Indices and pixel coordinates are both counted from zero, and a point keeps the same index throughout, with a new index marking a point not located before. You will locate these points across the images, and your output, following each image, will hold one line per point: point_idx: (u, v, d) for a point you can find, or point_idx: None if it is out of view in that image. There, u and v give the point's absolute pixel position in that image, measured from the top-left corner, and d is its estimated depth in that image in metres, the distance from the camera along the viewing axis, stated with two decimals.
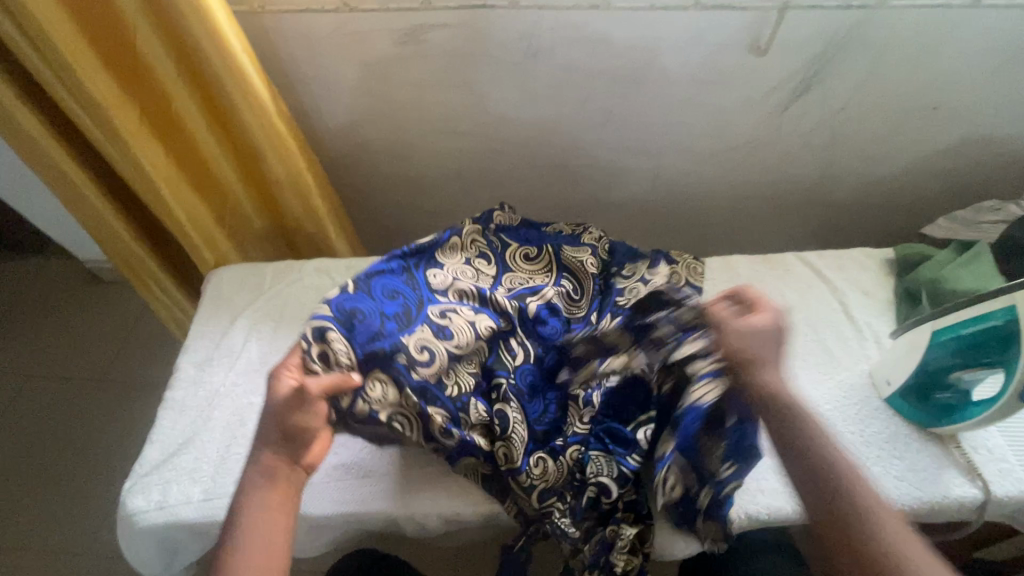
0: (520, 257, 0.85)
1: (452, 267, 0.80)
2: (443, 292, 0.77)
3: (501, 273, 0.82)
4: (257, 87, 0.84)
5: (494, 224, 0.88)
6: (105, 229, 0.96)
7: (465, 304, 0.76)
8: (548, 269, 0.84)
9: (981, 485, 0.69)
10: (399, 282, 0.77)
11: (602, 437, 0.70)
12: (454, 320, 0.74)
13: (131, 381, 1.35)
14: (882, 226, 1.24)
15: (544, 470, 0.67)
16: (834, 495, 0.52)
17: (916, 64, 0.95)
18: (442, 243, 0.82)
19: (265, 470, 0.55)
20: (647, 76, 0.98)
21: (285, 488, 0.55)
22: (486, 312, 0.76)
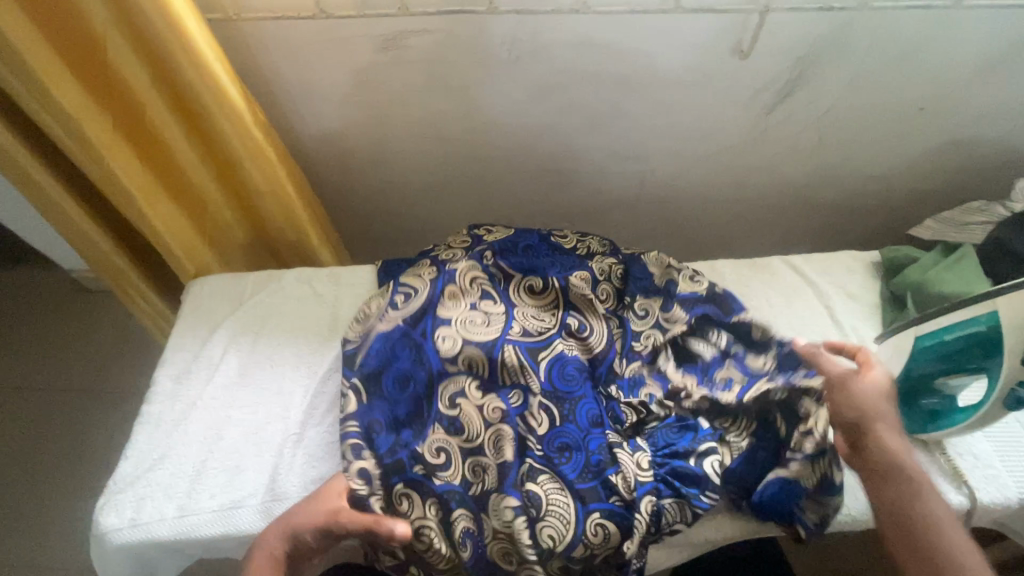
0: (524, 292, 0.80)
1: (458, 325, 0.74)
2: (453, 358, 0.72)
3: (511, 309, 0.77)
4: (233, 97, 0.83)
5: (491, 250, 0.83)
6: (83, 240, 0.95)
7: (475, 375, 0.72)
8: (556, 304, 0.80)
9: (967, 492, 0.68)
10: (407, 363, 0.73)
11: (670, 483, 0.66)
12: (463, 408, 0.70)
13: (116, 393, 1.33)
14: (871, 228, 1.23)
15: (605, 537, 0.62)
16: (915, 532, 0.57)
17: (900, 65, 0.94)
18: (435, 301, 0.77)
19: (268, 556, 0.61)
20: (631, 81, 0.97)
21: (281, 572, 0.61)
22: (513, 390, 0.72)
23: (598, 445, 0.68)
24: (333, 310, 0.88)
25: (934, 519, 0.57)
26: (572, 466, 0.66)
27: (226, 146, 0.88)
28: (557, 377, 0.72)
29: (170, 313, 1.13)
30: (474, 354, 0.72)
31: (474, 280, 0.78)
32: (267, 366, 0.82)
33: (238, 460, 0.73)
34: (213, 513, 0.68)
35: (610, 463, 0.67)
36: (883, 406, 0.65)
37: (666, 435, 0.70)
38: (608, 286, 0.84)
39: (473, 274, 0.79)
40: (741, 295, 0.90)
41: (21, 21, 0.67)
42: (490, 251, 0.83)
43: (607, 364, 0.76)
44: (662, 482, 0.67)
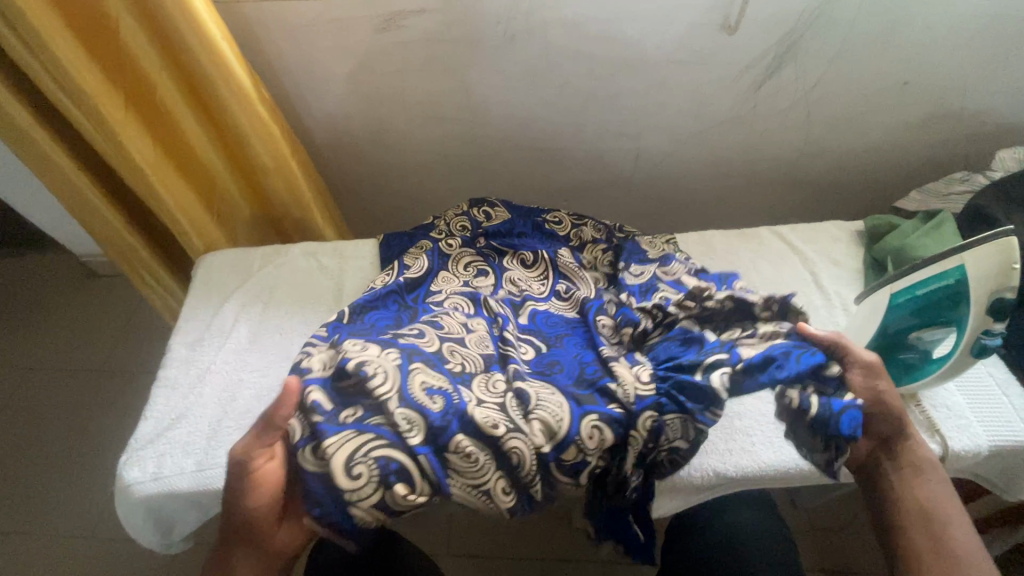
0: (515, 264, 0.88)
1: (449, 288, 0.82)
2: (437, 301, 0.79)
3: (501, 276, 0.86)
4: (239, 76, 0.86)
5: (484, 230, 0.91)
6: (97, 218, 0.99)
7: (457, 309, 0.78)
8: (545, 275, 0.87)
9: (939, 440, 0.72)
10: (391, 313, 0.79)
11: (674, 396, 0.65)
12: (446, 318, 0.74)
13: (128, 371, 1.38)
14: (860, 202, 1.27)
15: (600, 436, 0.63)
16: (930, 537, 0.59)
17: (883, 39, 0.97)
18: (433, 271, 0.84)
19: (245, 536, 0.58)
20: (622, 58, 1.00)
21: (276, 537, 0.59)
22: (484, 313, 0.78)
23: (593, 359, 0.72)
24: (337, 281, 0.92)
25: (959, 538, 0.58)
26: (566, 375, 0.70)
27: (233, 123, 0.91)
28: (538, 326, 0.79)
29: (179, 291, 1.18)
30: (460, 297, 0.79)
31: (470, 265, 0.87)
32: (276, 333, 0.86)
33: (251, 418, 0.77)
34: None
35: (606, 374, 0.69)
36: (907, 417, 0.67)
37: (667, 349, 0.72)
38: (597, 271, 0.90)
39: (467, 256, 0.87)
40: (729, 262, 0.94)
41: (39, 2, 0.70)
42: (483, 232, 0.90)
43: (594, 309, 0.79)
44: (665, 397, 0.66)
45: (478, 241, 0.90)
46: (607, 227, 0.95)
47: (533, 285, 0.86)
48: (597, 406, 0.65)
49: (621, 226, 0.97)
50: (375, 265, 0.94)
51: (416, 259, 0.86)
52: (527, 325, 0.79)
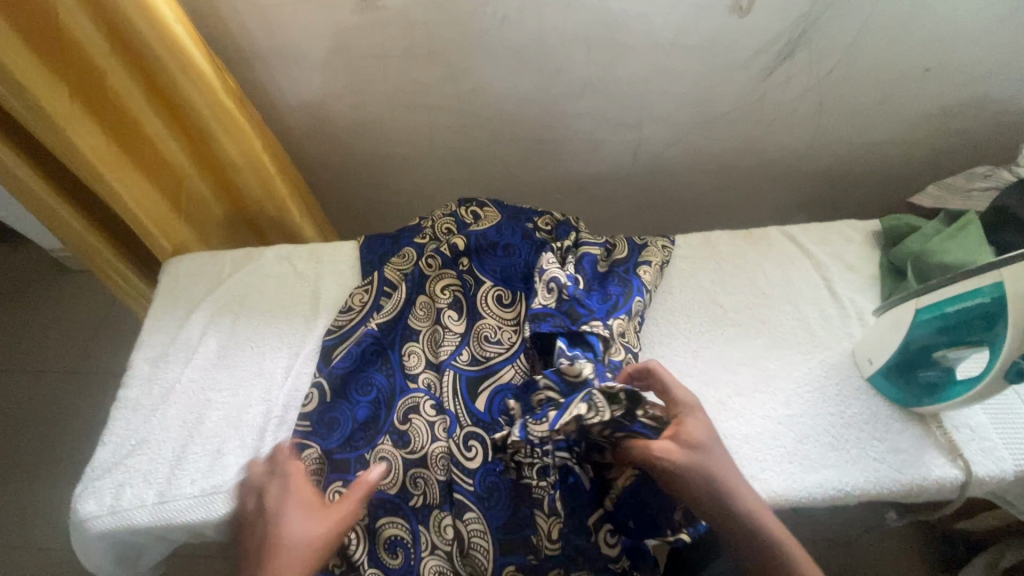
0: (491, 300, 0.78)
1: (425, 340, 0.76)
2: (414, 373, 0.73)
3: (472, 326, 0.77)
4: (198, 62, 0.77)
5: (468, 250, 0.82)
6: (53, 217, 0.91)
7: (432, 395, 0.72)
8: (516, 322, 0.77)
9: (962, 465, 0.67)
10: (374, 371, 0.74)
11: (580, 560, 0.62)
12: (414, 423, 0.69)
13: (101, 374, 1.31)
14: (871, 196, 1.20)
15: None
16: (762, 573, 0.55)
17: (906, 22, 0.89)
18: (410, 300, 0.79)
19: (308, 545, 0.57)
20: (622, 42, 0.92)
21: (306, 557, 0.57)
22: (461, 398, 0.71)
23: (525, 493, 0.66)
24: (314, 288, 0.85)
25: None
26: (502, 511, 0.65)
27: (194, 114, 0.83)
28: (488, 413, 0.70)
29: (149, 293, 1.10)
30: (433, 374, 0.73)
31: (448, 287, 0.81)
32: (247, 347, 0.79)
33: (219, 444, 0.71)
34: (194, 499, 0.67)
35: (529, 518, 0.65)
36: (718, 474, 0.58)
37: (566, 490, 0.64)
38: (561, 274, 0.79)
39: (445, 280, 0.81)
40: (737, 267, 0.87)
41: None
42: (466, 254, 0.82)
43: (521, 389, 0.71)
44: (574, 556, 0.62)
45: (462, 264, 0.82)
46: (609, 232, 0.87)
47: (504, 330, 0.76)
48: (517, 556, 0.64)
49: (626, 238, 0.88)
50: (355, 270, 0.87)
51: (392, 288, 0.80)
52: (482, 415, 0.70)
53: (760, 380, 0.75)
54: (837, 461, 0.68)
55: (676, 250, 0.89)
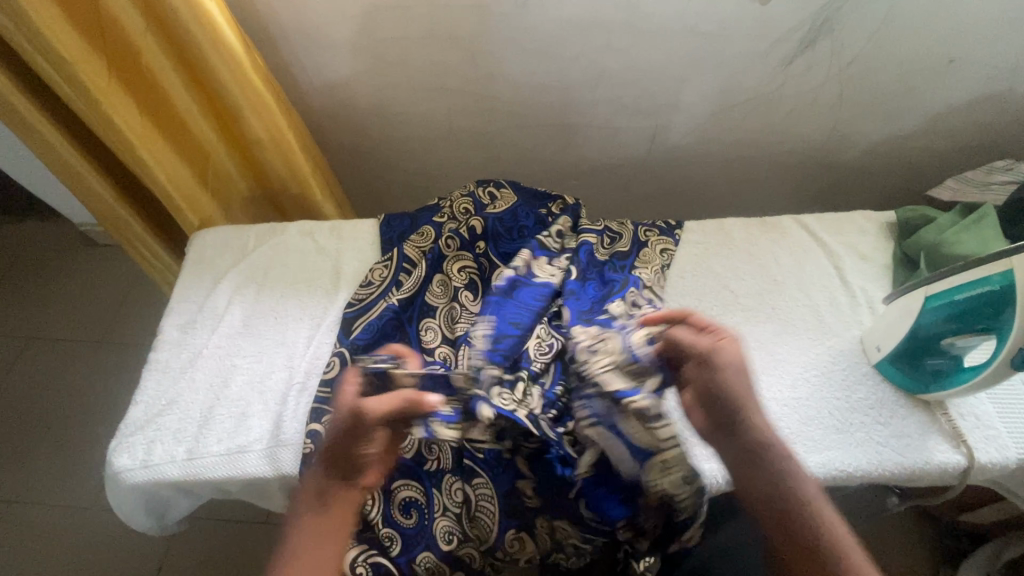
0: None
1: (442, 317, 0.79)
2: (432, 348, 0.76)
3: None
4: (231, 42, 0.80)
5: (483, 232, 0.85)
6: (87, 189, 0.95)
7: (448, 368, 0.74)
8: None
9: (965, 451, 0.68)
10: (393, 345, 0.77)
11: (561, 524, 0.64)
12: None
13: (128, 344, 1.36)
14: (888, 189, 1.20)
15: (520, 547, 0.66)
16: (791, 509, 0.54)
17: (931, 12, 0.88)
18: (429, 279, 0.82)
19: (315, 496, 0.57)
20: (643, 28, 0.92)
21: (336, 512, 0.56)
22: None
23: None
24: (335, 263, 0.88)
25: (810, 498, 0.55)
26: None
27: (224, 93, 0.86)
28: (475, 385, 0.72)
29: (175, 266, 1.14)
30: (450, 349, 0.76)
31: (464, 268, 0.83)
32: (270, 317, 0.82)
33: (244, 407, 0.74)
34: (220, 457, 0.70)
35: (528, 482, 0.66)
36: (741, 384, 0.60)
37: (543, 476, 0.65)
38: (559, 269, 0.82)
39: (462, 261, 0.83)
40: (749, 253, 0.88)
41: None
42: (482, 237, 0.85)
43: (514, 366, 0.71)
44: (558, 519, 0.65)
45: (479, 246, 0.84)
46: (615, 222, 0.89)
47: None
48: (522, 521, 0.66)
49: (633, 230, 0.90)
50: (374, 247, 0.89)
51: (411, 267, 0.82)
52: None
53: (768, 363, 0.77)
54: (841, 443, 0.69)
55: (684, 238, 0.90)
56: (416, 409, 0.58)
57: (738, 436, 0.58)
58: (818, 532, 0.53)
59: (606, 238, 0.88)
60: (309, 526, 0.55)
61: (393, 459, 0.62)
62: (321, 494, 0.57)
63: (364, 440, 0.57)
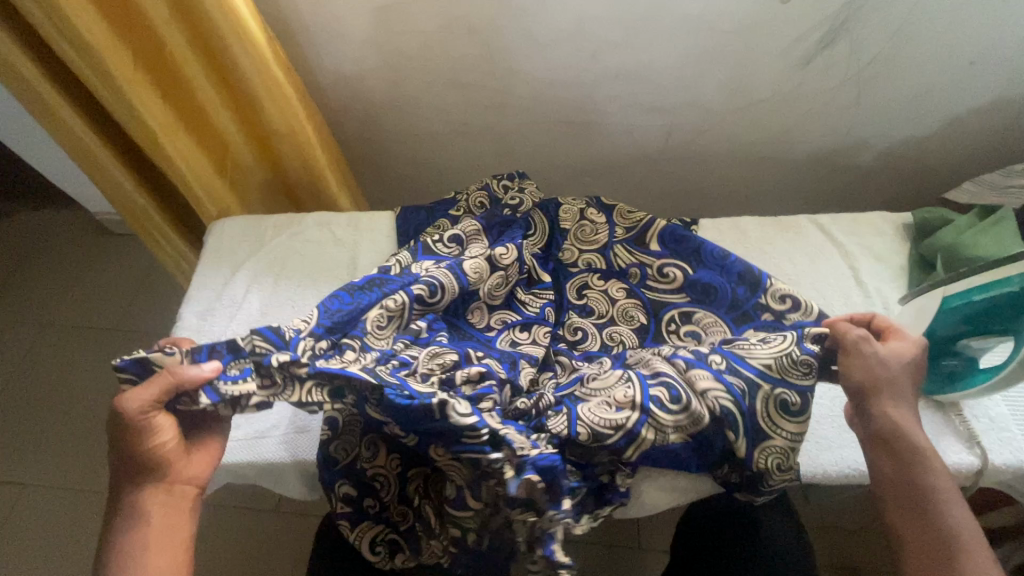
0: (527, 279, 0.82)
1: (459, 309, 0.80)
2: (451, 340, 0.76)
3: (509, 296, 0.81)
4: (254, 33, 0.81)
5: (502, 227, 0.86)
6: (108, 178, 0.96)
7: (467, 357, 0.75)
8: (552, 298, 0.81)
9: (980, 452, 0.68)
10: None
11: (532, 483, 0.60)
12: None
13: (142, 332, 1.38)
14: (902, 191, 1.19)
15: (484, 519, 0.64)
16: (917, 497, 0.55)
17: (951, 13, 0.88)
18: None
19: (137, 501, 0.56)
20: (661, 26, 0.92)
21: (171, 504, 0.57)
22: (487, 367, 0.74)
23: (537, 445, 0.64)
24: (352, 254, 0.89)
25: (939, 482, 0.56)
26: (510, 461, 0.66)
27: (246, 84, 0.86)
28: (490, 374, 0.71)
29: (191, 255, 1.16)
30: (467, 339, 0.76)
31: None
32: (288, 306, 0.83)
33: None
34: (238, 442, 0.71)
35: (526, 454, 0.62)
36: (885, 376, 0.60)
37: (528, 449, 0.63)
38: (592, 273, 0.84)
39: None
40: (764, 252, 0.88)
41: None
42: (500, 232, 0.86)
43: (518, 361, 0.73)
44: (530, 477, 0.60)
45: None
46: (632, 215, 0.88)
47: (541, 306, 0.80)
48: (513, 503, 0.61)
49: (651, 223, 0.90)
50: (390, 239, 0.90)
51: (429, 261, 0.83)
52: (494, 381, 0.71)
53: None
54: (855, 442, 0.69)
55: (699, 236, 0.90)
56: (185, 386, 0.57)
57: (869, 418, 0.59)
58: (950, 516, 0.54)
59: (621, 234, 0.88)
60: (127, 529, 0.55)
61: (215, 449, 0.61)
62: (128, 498, 0.56)
63: (149, 433, 0.57)
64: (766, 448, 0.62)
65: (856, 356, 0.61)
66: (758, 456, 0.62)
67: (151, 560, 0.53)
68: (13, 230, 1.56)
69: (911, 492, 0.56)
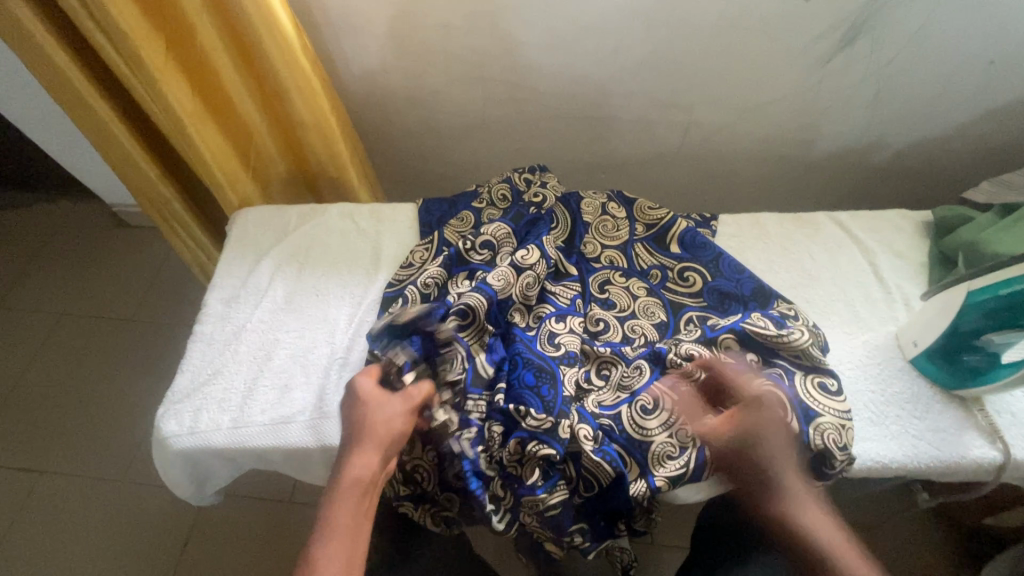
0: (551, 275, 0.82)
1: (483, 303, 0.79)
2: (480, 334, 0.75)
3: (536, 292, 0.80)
4: (284, 25, 0.82)
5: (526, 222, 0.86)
6: (132, 167, 0.97)
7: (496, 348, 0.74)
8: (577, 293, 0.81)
9: (1001, 447, 0.68)
10: None
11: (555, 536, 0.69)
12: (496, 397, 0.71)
13: (158, 322, 1.39)
14: (917, 190, 1.20)
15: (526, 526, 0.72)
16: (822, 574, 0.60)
17: (972, 14, 0.88)
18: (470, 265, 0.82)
19: (357, 480, 0.60)
20: (682, 22, 0.93)
21: (370, 500, 0.60)
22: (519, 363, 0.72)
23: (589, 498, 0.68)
24: (374, 244, 0.90)
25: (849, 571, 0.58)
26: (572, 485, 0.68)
27: (273, 75, 0.87)
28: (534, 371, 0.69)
29: (210, 247, 1.17)
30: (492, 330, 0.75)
31: None
32: (312, 294, 0.84)
33: (287, 379, 0.76)
34: (264, 427, 0.72)
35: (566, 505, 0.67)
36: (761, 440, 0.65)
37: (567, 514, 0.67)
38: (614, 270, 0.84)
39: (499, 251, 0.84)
40: (784, 247, 0.89)
41: None
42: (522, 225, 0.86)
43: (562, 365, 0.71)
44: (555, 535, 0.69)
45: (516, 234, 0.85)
46: (654, 211, 0.89)
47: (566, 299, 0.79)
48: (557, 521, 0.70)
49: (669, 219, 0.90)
50: (413, 230, 0.91)
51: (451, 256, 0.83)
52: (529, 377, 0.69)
53: None
54: (876, 434, 0.70)
55: (720, 230, 0.91)
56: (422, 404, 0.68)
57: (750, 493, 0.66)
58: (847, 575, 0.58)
59: (641, 228, 0.89)
60: (347, 496, 0.59)
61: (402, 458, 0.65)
62: (352, 467, 0.61)
63: (398, 412, 0.65)
64: (819, 425, 0.64)
65: (734, 441, 0.64)
66: (813, 433, 0.64)
67: (352, 541, 0.56)
68: (31, 220, 1.58)
69: (808, 555, 0.62)
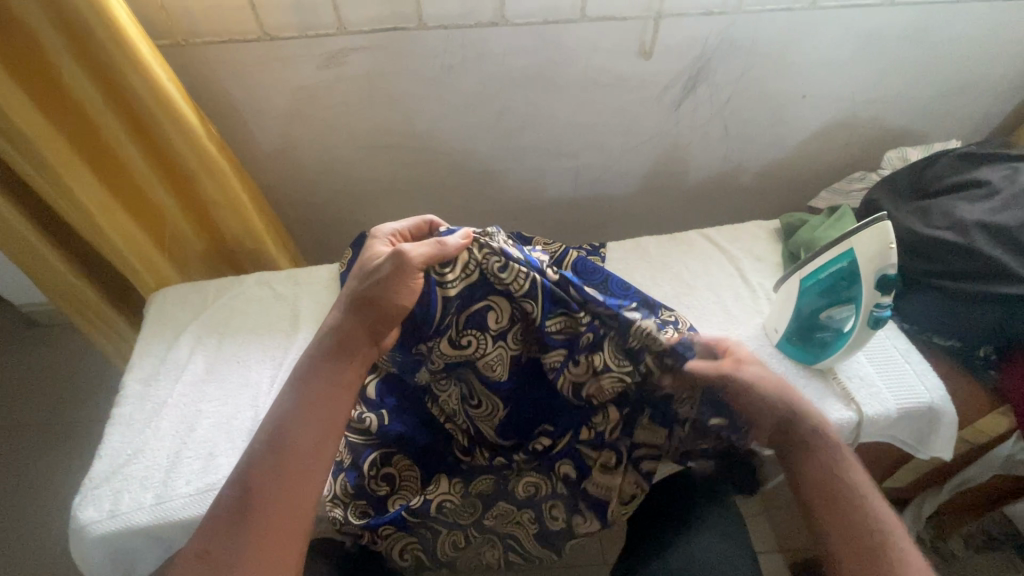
0: None
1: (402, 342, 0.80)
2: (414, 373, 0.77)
3: None
4: (188, 116, 0.89)
5: None
6: (40, 264, 0.98)
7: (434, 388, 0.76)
8: None
9: (855, 408, 0.80)
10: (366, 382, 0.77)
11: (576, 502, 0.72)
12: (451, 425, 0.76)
13: (77, 419, 1.33)
14: (778, 203, 1.40)
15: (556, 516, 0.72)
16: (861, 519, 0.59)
17: (779, 60, 1.09)
18: None
19: (257, 448, 0.57)
20: (551, 84, 1.08)
21: (272, 465, 0.55)
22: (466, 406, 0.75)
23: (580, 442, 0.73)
24: (293, 307, 0.94)
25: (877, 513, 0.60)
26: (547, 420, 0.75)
27: (180, 160, 0.93)
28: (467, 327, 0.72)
29: (128, 333, 1.16)
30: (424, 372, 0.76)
31: None
32: (233, 362, 0.87)
33: (212, 447, 0.77)
34: (189, 497, 0.72)
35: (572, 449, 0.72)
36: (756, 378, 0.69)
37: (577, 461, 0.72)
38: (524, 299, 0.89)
39: None
40: (664, 263, 1.01)
41: None
42: None
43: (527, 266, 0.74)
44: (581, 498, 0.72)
45: None
46: (549, 246, 0.96)
47: None
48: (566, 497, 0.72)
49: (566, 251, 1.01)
50: (329, 290, 0.96)
51: None
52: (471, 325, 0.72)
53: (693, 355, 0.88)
54: None
55: (608, 255, 1.02)
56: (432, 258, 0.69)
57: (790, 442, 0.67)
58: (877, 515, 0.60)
59: None
60: (247, 461, 0.56)
61: (334, 412, 0.60)
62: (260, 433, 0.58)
63: (408, 285, 0.67)
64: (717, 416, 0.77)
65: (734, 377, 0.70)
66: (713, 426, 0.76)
67: (244, 513, 0.53)
68: None
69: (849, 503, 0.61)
